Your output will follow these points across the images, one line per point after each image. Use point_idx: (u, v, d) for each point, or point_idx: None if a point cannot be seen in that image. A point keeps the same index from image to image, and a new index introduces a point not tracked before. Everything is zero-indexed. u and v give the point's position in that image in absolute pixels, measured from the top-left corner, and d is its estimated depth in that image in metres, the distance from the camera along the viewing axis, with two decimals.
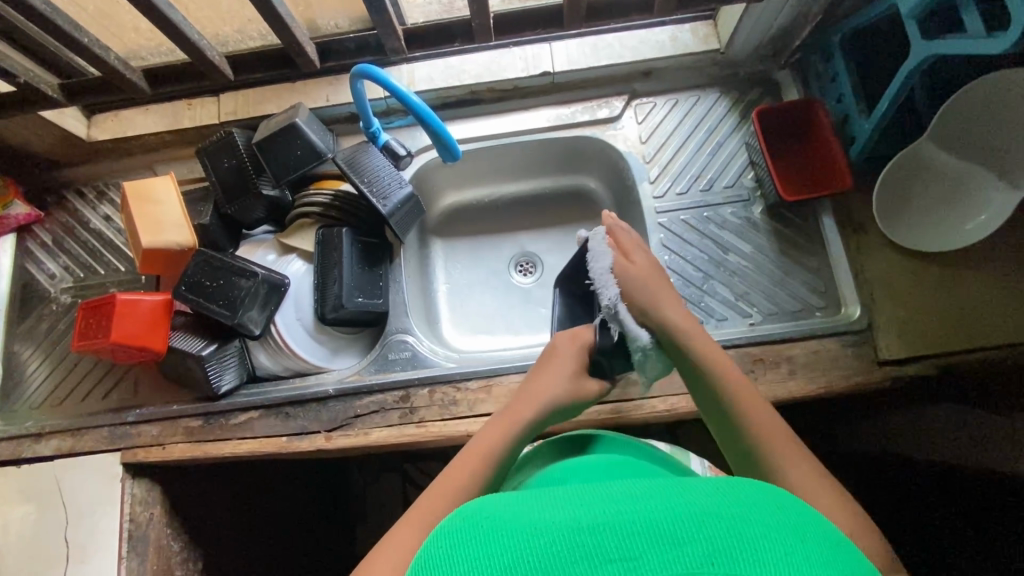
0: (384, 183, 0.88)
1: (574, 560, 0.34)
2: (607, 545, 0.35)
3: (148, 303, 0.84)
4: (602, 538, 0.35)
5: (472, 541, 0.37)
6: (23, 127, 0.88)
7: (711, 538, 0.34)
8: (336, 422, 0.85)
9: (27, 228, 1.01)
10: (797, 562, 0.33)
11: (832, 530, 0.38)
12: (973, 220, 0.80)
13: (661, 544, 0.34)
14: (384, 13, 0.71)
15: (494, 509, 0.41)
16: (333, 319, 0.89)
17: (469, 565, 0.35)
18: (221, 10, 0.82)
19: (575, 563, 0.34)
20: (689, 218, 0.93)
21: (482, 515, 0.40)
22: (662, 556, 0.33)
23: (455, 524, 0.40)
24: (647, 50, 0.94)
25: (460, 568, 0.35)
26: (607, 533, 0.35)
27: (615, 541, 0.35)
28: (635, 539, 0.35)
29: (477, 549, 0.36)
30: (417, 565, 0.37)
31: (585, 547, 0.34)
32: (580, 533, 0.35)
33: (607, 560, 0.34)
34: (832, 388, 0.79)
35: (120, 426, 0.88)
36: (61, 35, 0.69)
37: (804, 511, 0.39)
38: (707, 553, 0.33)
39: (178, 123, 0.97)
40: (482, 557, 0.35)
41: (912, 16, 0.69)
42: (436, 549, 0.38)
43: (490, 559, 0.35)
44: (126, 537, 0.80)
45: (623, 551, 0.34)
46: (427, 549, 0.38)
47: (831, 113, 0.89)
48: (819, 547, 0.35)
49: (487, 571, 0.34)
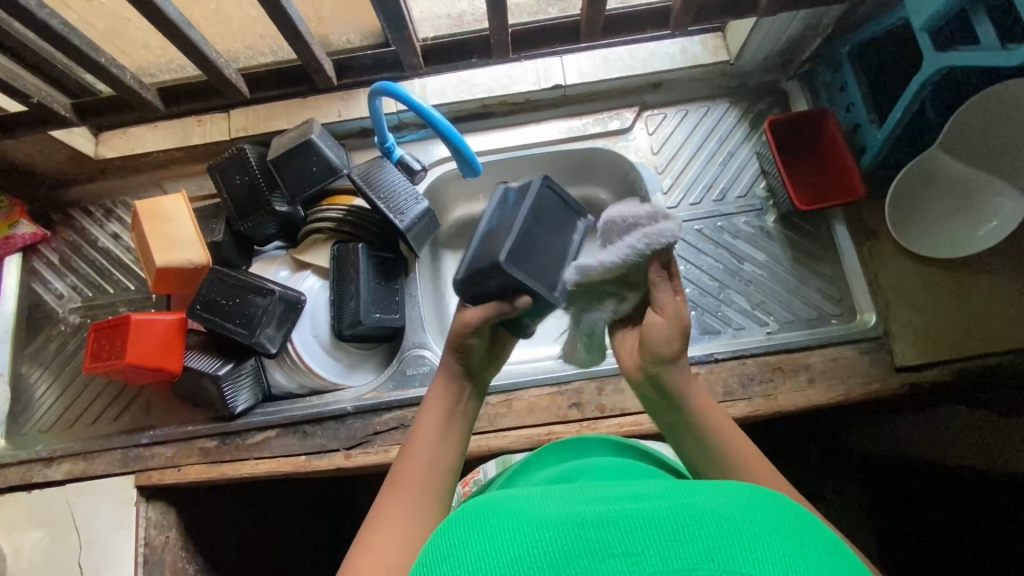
0: (399, 198, 0.87)
1: (578, 553, 0.34)
2: (609, 539, 0.34)
3: (163, 323, 0.83)
4: (605, 532, 0.35)
5: (477, 532, 0.38)
6: (30, 146, 0.87)
7: (714, 535, 0.34)
8: (354, 439, 0.84)
9: (33, 248, 1.00)
10: (798, 565, 0.33)
11: (835, 539, 0.37)
12: (985, 227, 0.81)
13: (664, 540, 0.34)
14: (404, 29, 0.71)
15: (500, 504, 0.41)
16: (349, 335, 0.89)
17: (476, 556, 0.36)
18: (234, 27, 0.81)
19: (579, 557, 0.34)
20: (703, 228, 0.93)
21: (487, 509, 0.40)
22: (664, 552, 0.33)
23: (460, 518, 0.41)
24: (658, 62, 0.94)
25: (467, 558, 0.36)
26: (610, 527, 0.35)
27: (618, 535, 0.34)
28: (639, 534, 0.34)
29: (483, 541, 0.37)
30: (427, 555, 0.38)
31: (588, 541, 0.34)
32: (585, 528, 0.35)
33: (610, 554, 0.34)
34: (851, 396, 0.79)
35: (133, 448, 0.87)
36: (77, 55, 0.68)
37: (805, 515, 0.38)
38: (709, 549, 0.33)
39: (188, 140, 0.96)
40: (488, 548, 0.36)
41: (926, 28, 0.69)
42: (445, 537, 0.39)
43: (493, 552, 0.35)
44: (142, 561, 0.78)
45: (626, 545, 0.34)
46: (436, 538, 0.39)
47: (841, 122, 0.90)
48: (820, 552, 0.34)
49: (494, 563, 0.35)
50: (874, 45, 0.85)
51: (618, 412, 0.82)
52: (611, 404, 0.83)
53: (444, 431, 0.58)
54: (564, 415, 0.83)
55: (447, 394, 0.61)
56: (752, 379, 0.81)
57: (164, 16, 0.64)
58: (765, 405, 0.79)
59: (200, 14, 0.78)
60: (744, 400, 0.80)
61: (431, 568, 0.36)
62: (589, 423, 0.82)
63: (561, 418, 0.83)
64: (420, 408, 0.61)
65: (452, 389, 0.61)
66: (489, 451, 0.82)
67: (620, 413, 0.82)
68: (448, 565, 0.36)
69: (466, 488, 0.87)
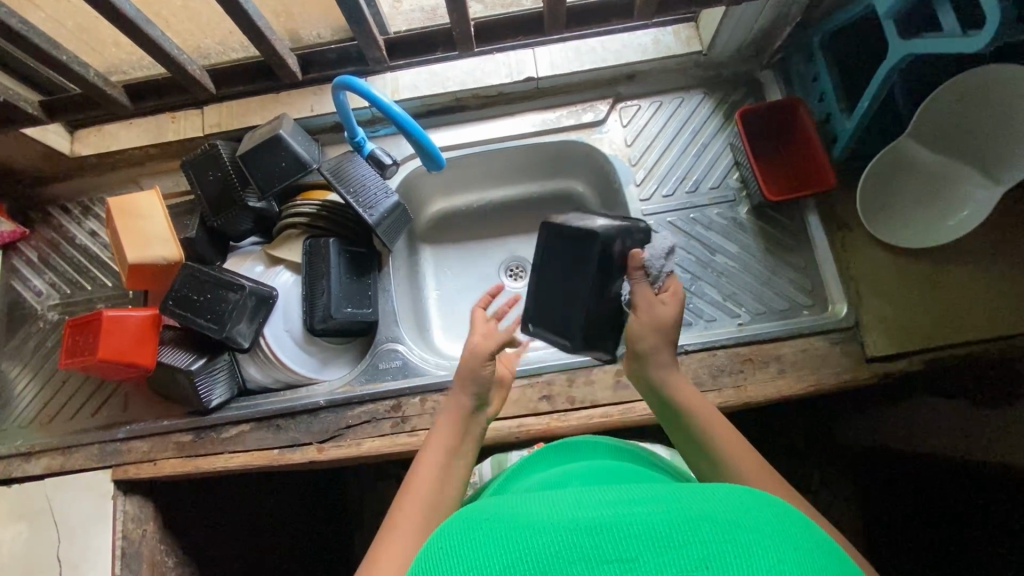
0: (369, 192, 0.87)
1: (571, 561, 0.34)
2: (603, 546, 0.34)
3: (136, 319, 0.83)
4: (598, 539, 0.35)
5: (471, 540, 0.38)
6: (3, 145, 0.88)
7: (708, 541, 0.34)
8: (326, 433, 0.84)
9: (12, 245, 1.01)
10: (793, 569, 0.33)
11: (827, 538, 0.38)
12: (955, 216, 0.81)
13: (657, 547, 0.34)
14: (364, 23, 0.71)
15: (494, 511, 0.41)
16: (322, 329, 0.89)
17: (469, 564, 0.35)
18: (202, 23, 0.82)
19: (572, 564, 0.34)
20: (675, 220, 0.93)
21: (482, 518, 0.40)
22: (659, 558, 0.33)
23: (454, 527, 0.40)
24: (631, 54, 0.94)
25: (460, 566, 0.35)
26: (604, 534, 0.35)
27: (612, 542, 0.35)
28: (632, 540, 0.35)
29: (477, 550, 0.36)
30: (419, 565, 0.37)
31: (582, 549, 0.34)
32: (579, 535, 0.35)
33: (604, 560, 0.34)
34: (820, 386, 0.79)
35: (110, 442, 0.88)
36: (39, 54, 0.68)
37: (799, 515, 0.38)
38: (702, 555, 0.33)
39: (163, 136, 0.97)
40: (481, 556, 0.36)
41: (890, 15, 0.69)
42: (438, 548, 0.38)
43: (488, 560, 0.35)
44: (119, 554, 0.79)
45: (620, 552, 0.34)
46: (428, 551, 0.38)
47: (813, 112, 0.89)
48: (813, 553, 0.35)
49: (487, 571, 0.35)
50: (845, 34, 0.84)
51: (588, 405, 0.82)
52: (581, 395, 0.83)
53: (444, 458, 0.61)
54: (536, 408, 0.83)
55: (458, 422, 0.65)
56: (722, 370, 0.81)
57: (121, 14, 0.64)
58: (734, 396, 0.79)
59: (166, 10, 0.78)
60: (714, 391, 0.80)
61: None
62: (559, 415, 0.82)
63: (532, 411, 0.83)
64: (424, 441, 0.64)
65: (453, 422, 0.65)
66: None
67: (590, 405, 0.82)
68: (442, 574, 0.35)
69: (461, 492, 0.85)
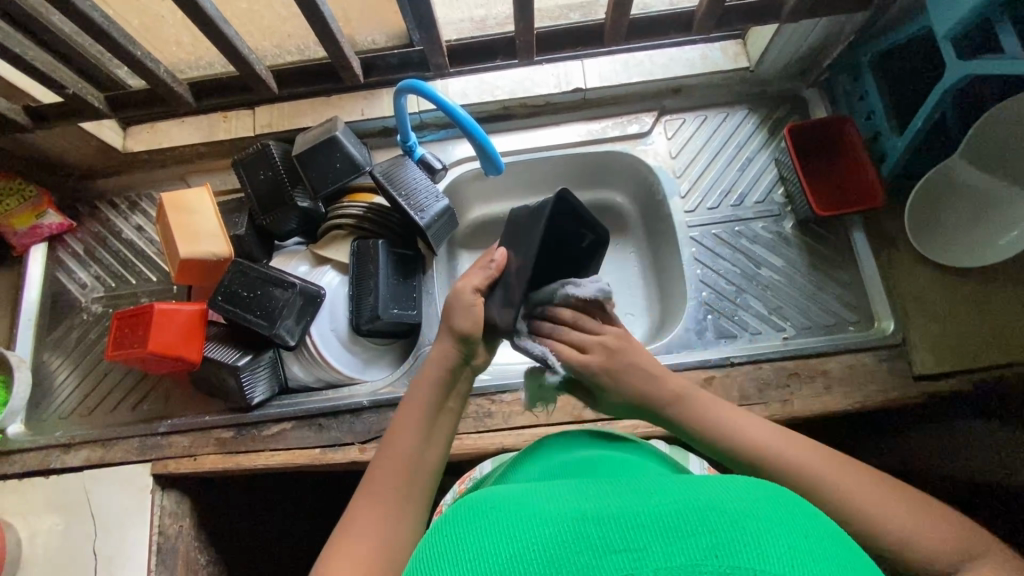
0: (420, 196, 0.88)
1: (577, 550, 0.31)
2: (610, 536, 0.32)
3: (185, 313, 0.84)
4: (606, 529, 0.32)
5: (476, 530, 0.35)
6: (61, 137, 0.89)
7: (717, 530, 0.31)
8: (369, 433, 0.84)
9: (59, 237, 1.02)
10: (804, 560, 0.30)
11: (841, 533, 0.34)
12: (1006, 236, 0.79)
13: (666, 536, 0.31)
14: (431, 29, 0.72)
15: (502, 500, 0.39)
16: (367, 330, 0.90)
17: (475, 552, 0.33)
18: (265, 25, 0.84)
19: (579, 553, 0.31)
20: (720, 232, 0.94)
21: (490, 505, 0.38)
22: (668, 547, 0.30)
23: (461, 514, 0.38)
24: (678, 67, 0.95)
25: (466, 555, 0.33)
26: (611, 525, 0.32)
27: (620, 532, 0.32)
28: (640, 530, 0.32)
29: (482, 538, 0.34)
30: (420, 560, 0.34)
31: (589, 538, 0.32)
32: (586, 524, 0.33)
33: (611, 550, 0.31)
34: (868, 403, 0.78)
35: (151, 437, 0.86)
36: (116, 49, 0.70)
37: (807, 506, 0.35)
38: (711, 544, 0.30)
39: (214, 135, 0.98)
40: (488, 544, 0.33)
41: (949, 37, 0.70)
42: (440, 539, 0.36)
43: (493, 547, 0.33)
44: (155, 549, 0.79)
45: (629, 541, 0.31)
46: (430, 541, 0.36)
47: (861, 130, 0.90)
48: (826, 547, 0.32)
49: (493, 559, 0.32)
50: (895, 56, 0.86)
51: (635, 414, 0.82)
52: None
53: (427, 434, 0.57)
54: (579, 416, 0.83)
55: (439, 388, 0.60)
56: (769, 384, 0.81)
57: (200, 11, 0.65)
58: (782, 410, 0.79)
59: (232, 11, 0.80)
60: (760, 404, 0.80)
61: (426, 569, 0.33)
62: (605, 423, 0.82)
63: (575, 418, 0.83)
64: (399, 410, 0.59)
65: (435, 396, 0.59)
66: (502, 449, 0.81)
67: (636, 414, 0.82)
68: (445, 564, 0.33)
69: (459, 485, 0.74)
